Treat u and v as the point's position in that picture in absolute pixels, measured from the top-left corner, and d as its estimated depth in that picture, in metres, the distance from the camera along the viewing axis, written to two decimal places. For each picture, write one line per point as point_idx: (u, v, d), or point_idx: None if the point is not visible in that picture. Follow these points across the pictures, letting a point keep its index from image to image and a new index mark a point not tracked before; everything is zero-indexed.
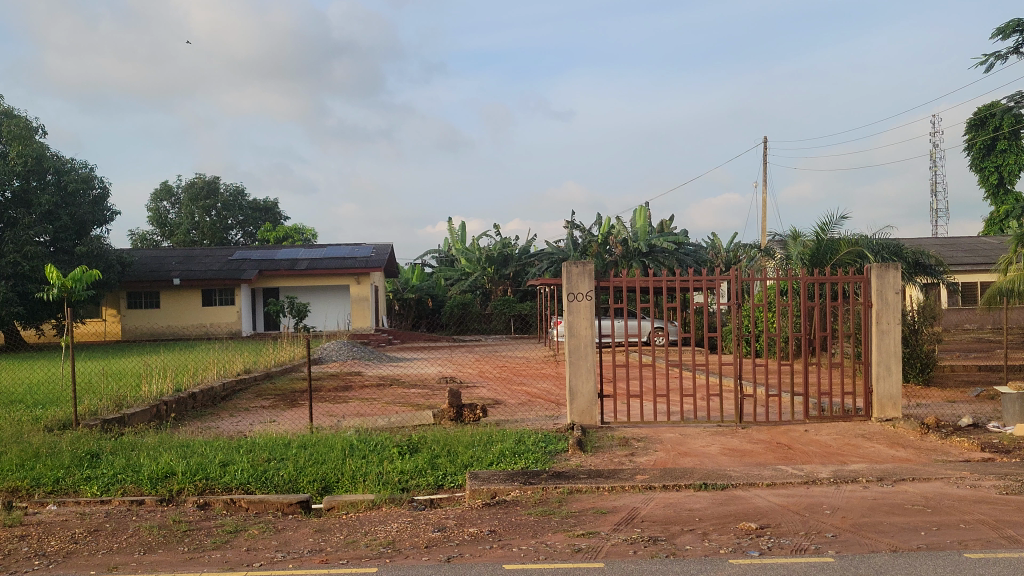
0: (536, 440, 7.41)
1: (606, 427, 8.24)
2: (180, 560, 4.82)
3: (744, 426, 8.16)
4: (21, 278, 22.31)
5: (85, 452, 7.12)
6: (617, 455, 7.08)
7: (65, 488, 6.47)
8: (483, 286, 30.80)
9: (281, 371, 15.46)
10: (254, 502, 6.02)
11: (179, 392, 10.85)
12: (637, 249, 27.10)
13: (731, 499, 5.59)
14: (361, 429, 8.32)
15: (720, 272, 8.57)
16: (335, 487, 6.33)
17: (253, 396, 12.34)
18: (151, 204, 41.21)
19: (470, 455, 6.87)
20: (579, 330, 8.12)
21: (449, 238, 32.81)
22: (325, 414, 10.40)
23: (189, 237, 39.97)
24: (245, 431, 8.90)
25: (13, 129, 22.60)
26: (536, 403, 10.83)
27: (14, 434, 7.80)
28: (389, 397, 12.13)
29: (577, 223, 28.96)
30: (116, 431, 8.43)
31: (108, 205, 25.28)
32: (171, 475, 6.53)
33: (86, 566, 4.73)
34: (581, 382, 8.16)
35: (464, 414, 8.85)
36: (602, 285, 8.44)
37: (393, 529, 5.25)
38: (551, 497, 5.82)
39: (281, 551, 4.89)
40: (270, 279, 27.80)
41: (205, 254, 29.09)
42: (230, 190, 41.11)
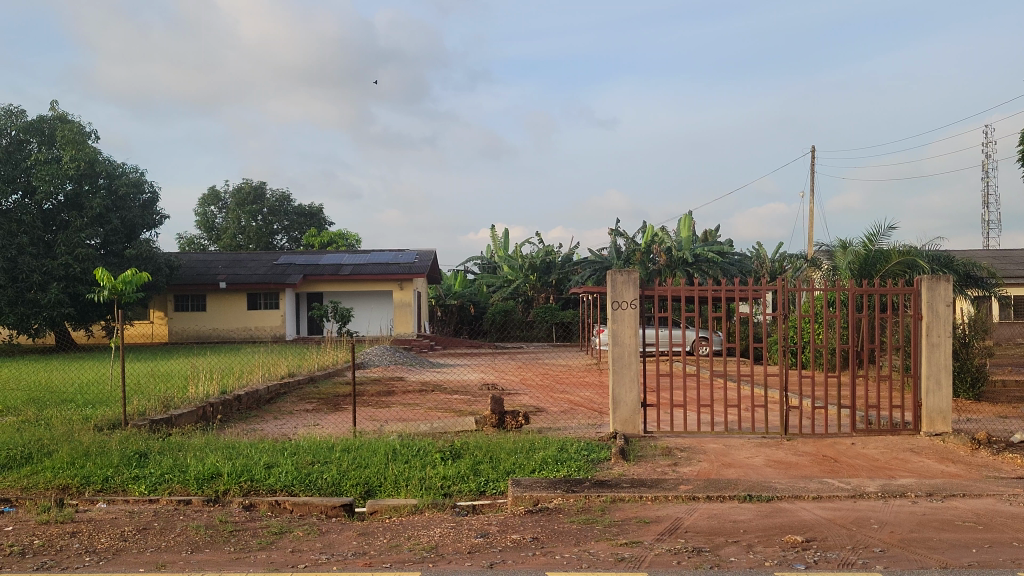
0: (578, 447, 7.41)
1: (649, 436, 8.20)
2: (226, 560, 4.88)
3: (789, 438, 8.07)
4: (72, 280, 22.72)
5: (133, 452, 7.23)
6: (661, 465, 7.05)
7: (114, 487, 6.58)
8: (526, 294, 30.85)
9: (325, 374, 15.60)
10: (298, 505, 6.08)
11: (225, 394, 11.00)
12: (682, 258, 27.01)
13: (777, 511, 5.54)
14: (404, 434, 8.37)
15: (766, 282, 8.44)
16: (378, 491, 6.39)
17: (297, 400, 12.46)
18: (199, 208, 41.88)
19: (513, 462, 6.87)
20: (624, 339, 8.10)
21: (493, 245, 32.94)
22: (367, 419, 10.48)
23: (236, 241, 40.55)
24: (290, 434, 9.03)
25: (67, 134, 23.06)
26: (578, 411, 10.82)
27: (66, 432, 7.96)
28: (432, 403, 12.18)
29: (621, 230, 28.94)
30: (164, 432, 8.58)
31: (157, 209, 25.73)
32: (217, 476, 6.61)
33: (135, 564, 4.81)
34: (625, 391, 8.13)
35: (506, 421, 8.86)
36: (647, 294, 8.39)
37: (436, 533, 5.27)
38: (593, 505, 5.81)
39: (325, 554, 4.93)
40: (315, 284, 28.05)
41: (252, 259, 29.44)
42: (277, 197, 41.60)
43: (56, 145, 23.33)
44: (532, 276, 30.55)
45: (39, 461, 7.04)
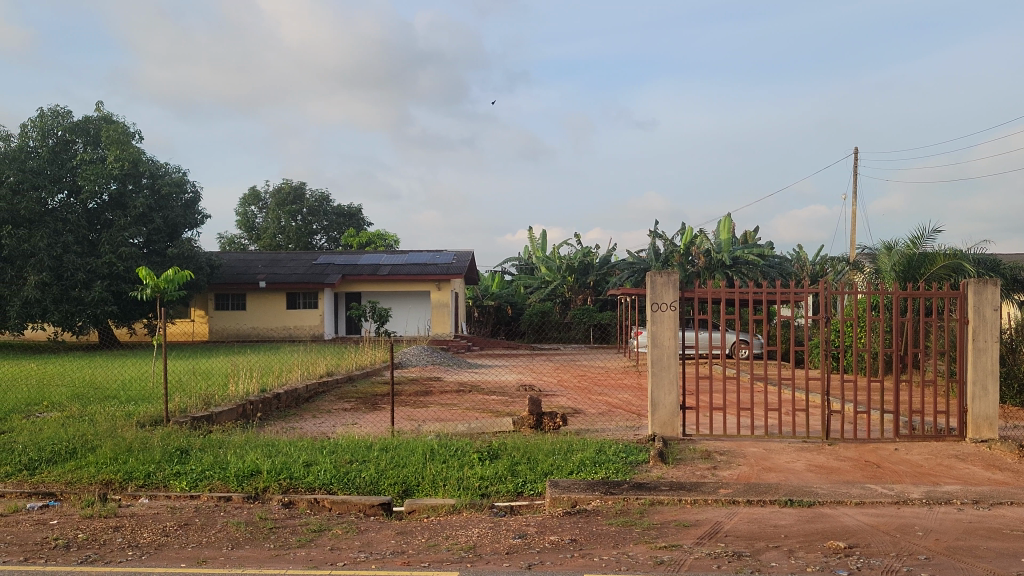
0: (616, 450, 7.38)
1: (688, 439, 8.14)
2: (266, 556, 4.91)
3: (831, 443, 7.98)
4: (116, 279, 23.05)
5: (175, 448, 7.31)
6: (699, 468, 6.99)
7: (156, 483, 6.66)
8: (563, 295, 30.82)
9: (363, 374, 15.69)
10: (336, 503, 6.11)
11: (265, 393, 11.09)
12: (721, 260, 26.83)
13: (819, 516, 5.47)
14: (441, 434, 8.39)
15: (807, 285, 8.30)
16: (416, 490, 6.41)
17: (335, 399, 12.53)
18: (240, 208, 42.35)
19: (551, 463, 6.86)
20: (663, 340, 8.05)
21: (530, 246, 32.94)
22: (405, 418, 10.52)
23: (276, 241, 40.94)
24: (328, 432, 9.10)
25: (112, 134, 23.42)
26: (616, 413, 10.79)
27: (109, 428, 8.07)
28: (469, 403, 12.20)
29: (660, 232, 28.82)
30: (205, 429, 8.67)
31: (199, 208, 26.05)
32: (257, 474, 6.66)
33: (178, 559, 4.86)
34: (664, 394, 8.08)
35: (544, 422, 8.85)
36: (687, 296, 8.32)
37: (474, 533, 5.27)
38: (631, 507, 5.78)
39: (363, 552, 4.96)
40: (353, 284, 28.22)
41: (291, 258, 29.69)
42: (316, 198, 41.92)
43: (102, 145, 23.71)
44: (570, 277, 30.55)
45: (83, 457, 7.14)
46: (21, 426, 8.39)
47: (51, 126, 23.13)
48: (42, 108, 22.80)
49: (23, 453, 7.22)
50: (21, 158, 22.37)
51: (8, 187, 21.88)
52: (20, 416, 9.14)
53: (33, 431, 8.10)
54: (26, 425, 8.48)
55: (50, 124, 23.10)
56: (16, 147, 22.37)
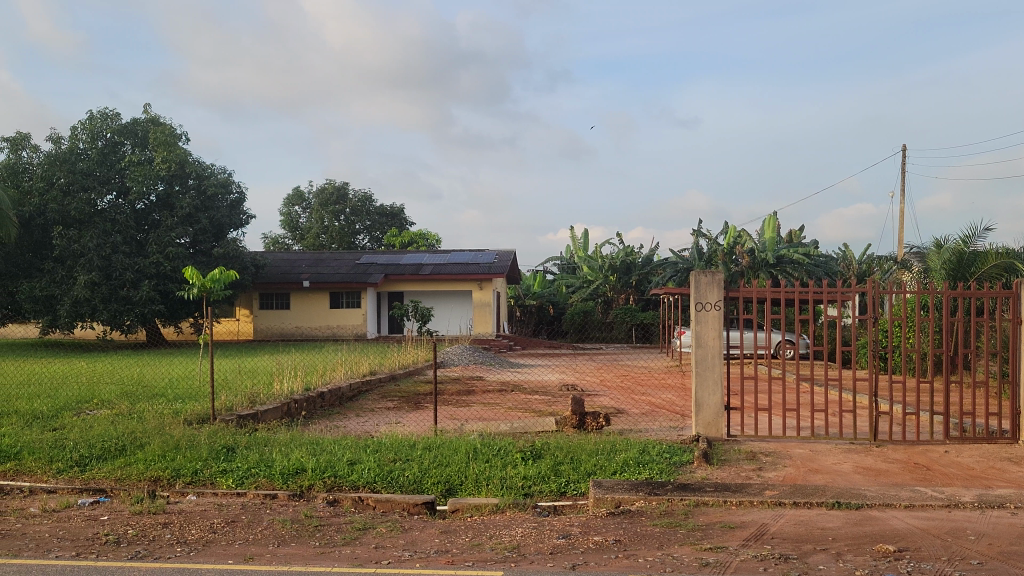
0: (660, 450, 7.33)
1: (732, 440, 8.06)
2: (311, 554, 4.95)
3: (878, 445, 7.88)
4: (163, 278, 23.38)
5: (221, 446, 7.39)
6: (745, 470, 6.92)
7: (203, 480, 6.73)
8: (605, 295, 30.68)
9: (405, 373, 15.76)
10: (381, 501, 6.13)
11: (309, 392, 11.17)
12: (765, 259, 26.59)
13: (867, 519, 5.39)
14: (484, 433, 8.40)
15: (855, 284, 8.15)
16: (459, 490, 6.42)
17: (379, 398, 12.58)
18: (284, 208, 42.80)
19: (594, 463, 6.83)
20: (707, 340, 7.99)
21: (572, 245, 32.89)
22: (448, 418, 10.54)
23: (319, 241, 41.31)
24: (372, 431, 9.16)
25: (159, 136, 23.75)
26: (660, 413, 10.72)
27: (157, 426, 8.18)
28: (512, 403, 12.18)
29: (703, 231, 28.63)
30: (250, 427, 8.75)
31: (244, 208, 26.33)
32: (302, 472, 6.72)
33: (224, 556, 4.91)
34: (708, 395, 8.02)
35: (587, 422, 8.83)
36: (732, 296, 8.25)
37: (518, 533, 5.27)
38: (676, 509, 5.74)
39: (408, 551, 4.97)
40: (395, 283, 28.37)
41: (334, 258, 29.91)
42: (359, 197, 42.22)
43: (149, 147, 24.05)
44: (612, 277, 30.35)
45: (133, 453, 7.25)
46: (73, 424, 8.51)
47: (101, 128, 23.55)
48: (92, 110, 23.23)
49: (74, 449, 7.33)
50: (71, 160, 22.82)
51: (59, 188, 22.41)
52: (71, 414, 9.28)
53: (82, 428, 8.21)
54: (76, 423, 8.59)
55: (99, 127, 23.52)
56: (67, 149, 22.83)
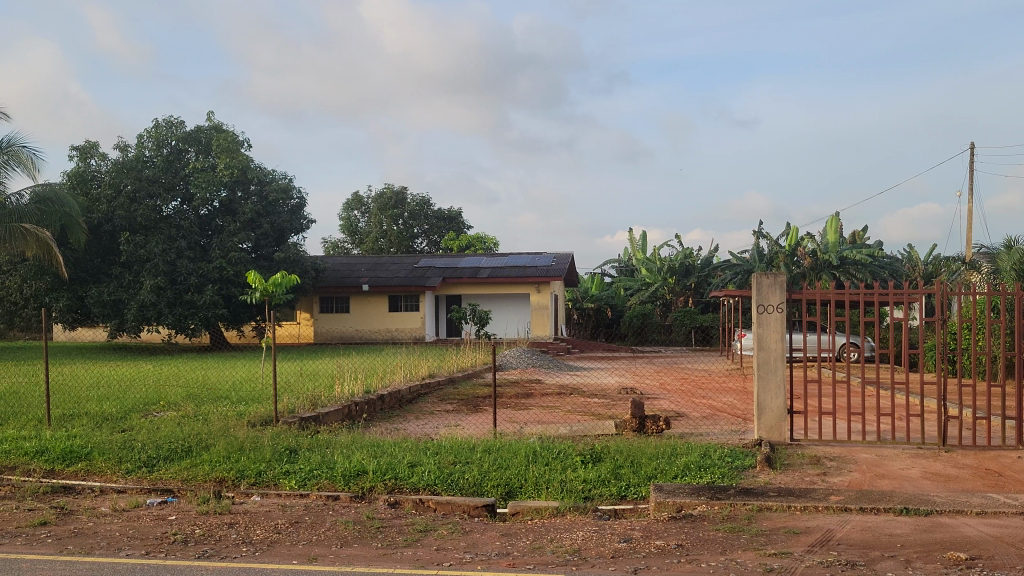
0: (722, 454, 7.26)
1: (796, 444, 7.92)
2: (375, 555, 4.99)
3: (948, 450, 7.70)
4: (226, 283, 23.77)
5: (284, 448, 7.48)
6: (809, 474, 6.82)
7: (267, 481, 6.84)
8: (664, 297, 30.51)
9: (464, 376, 15.81)
10: (442, 504, 6.17)
11: (369, 394, 11.29)
12: (827, 261, 26.21)
13: (937, 526, 5.28)
14: (544, 436, 8.40)
15: (920, 285, 7.90)
16: (519, 492, 6.43)
17: (438, 400, 12.66)
18: (343, 213, 43.33)
19: (655, 466, 6.78)
20: (769, 343, 7.90)
21: (630, 247, 32.74)
22: (507, 421, 10.57)
23: (378, 245, 41.72)
24: (432, 434, 9.21)
25: (222, 143, 24.23)
26: (720, 417, 10.60)
27: (223, 428, 8.34)
28: (571, 406, 12.18)
29: (764, 232, 28.30)
30: (311, 429, 8.88)
31: (304, 214, 26.68)
32: (363, 473, 6.77)
33: (289, 556, 4.97)
34: (770, 398, 7.91)
35: (647, 425, 8.77)
36: (795, 299, 8.12)
37: (579, 537, 5.25)
38: (738, 514, 5.67)
39: (469, 552, 4.99)
40: (454, 286, 28.52)
41: (393, 262, 30.15)
42: (417, 201, 42.57)
43: (213, 153, 24.53)
44: (670, 279, 30.18)
45: (199, 454, 7.39)
46: (141, 425, 8.71)
47: (166, 136, 24.12)
48: (157, 118, 23.81)
49: (142, 450, 7.49)
50: (138, 167, 23.42)
51: (126, 195, 23.04)
52: (140, 415, 9.52)
53: (150, 429, 8.41)
54: (144, 424, 8.80)
55: (164, 134, 24.10)
56: (133, 157, 23.40)
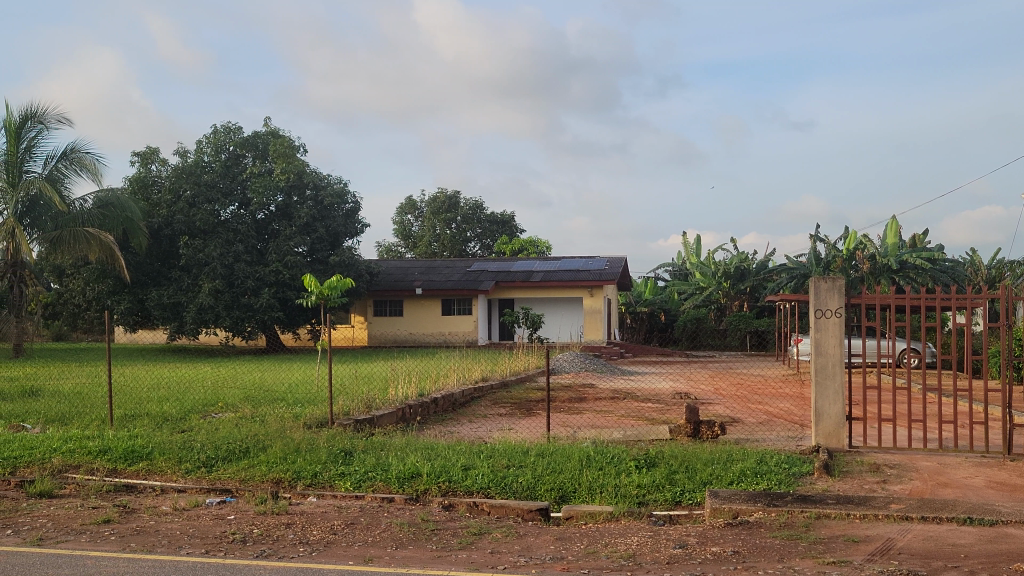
0: (779, 460, 7.16)
1: (855, 452, 7.79)
2: (428, 557, 5.02)
3: (1012, 459, 7.51)
4: (283, 286, 24.08)
5: (340, 449, 7.56)
6: (869, 482, 6.70)
7: (322, 482, 6.92)
8: (718, 301, 30.29)
9: (517, 379, 15.85)
10: (496, 507, 6.17)
11: (423, 397, 11.35)
12: (886, 265, 25.80)
13: (1002, 537, 5.15)
14: (598, 440, 8.38)
15: (983, 291, 7.70)
16: (573, 496, 6.41)
17: (491, 404, 12.69)
18: (397, 217, 43.68)
19: (710, 472, 6.72)
20: (827, 348, 7.78)
21: (684, 251, 32.53)
22: (561, 425, 10.56)
23: (431, 248, 41.96)
24: (485, 437, 9.24)
25: (279, 148, 24.56)
26: (776, 423, 10.47)
27: (279, 429, 8.46)
28: (624, 410, 12.12)
29: (821, 236, 27.91)
30: (367, 431, 8.96)
31: (359, 218, 26.91)
32: (417, 475, 6.82)
33: (345, 557, 5.02)
34: (828, 403, 7.80)
35: (702, 431, 8.69)
36: (855, 304, 8.00)
37: (634, 542, 5.22)
38: (797, 521, 5.60)
39: (524, 556, 5.00)
40: (507, 290, 28.56)
41: (446, 266, 30.29)
42: (471, 205, 42.62)
43: (270, 158, 24.87)
44: (725, 283, 29.92)
45: (256, 455, 7.51)
46: (200, 425, 8.89)
47: (224, 142, 24.56)
48: (215, 125, 24.26)
49: (201, 450, 7.62)
50: (197, 172, 23.86)
51: (185, 200, 23.47)
52: (199, 416, 9.72)
53: (209, 430, 8.57)
54: (203, 424, 8.98)
55: (222, 140, 24.55)
56: (193, 163, 23.87)
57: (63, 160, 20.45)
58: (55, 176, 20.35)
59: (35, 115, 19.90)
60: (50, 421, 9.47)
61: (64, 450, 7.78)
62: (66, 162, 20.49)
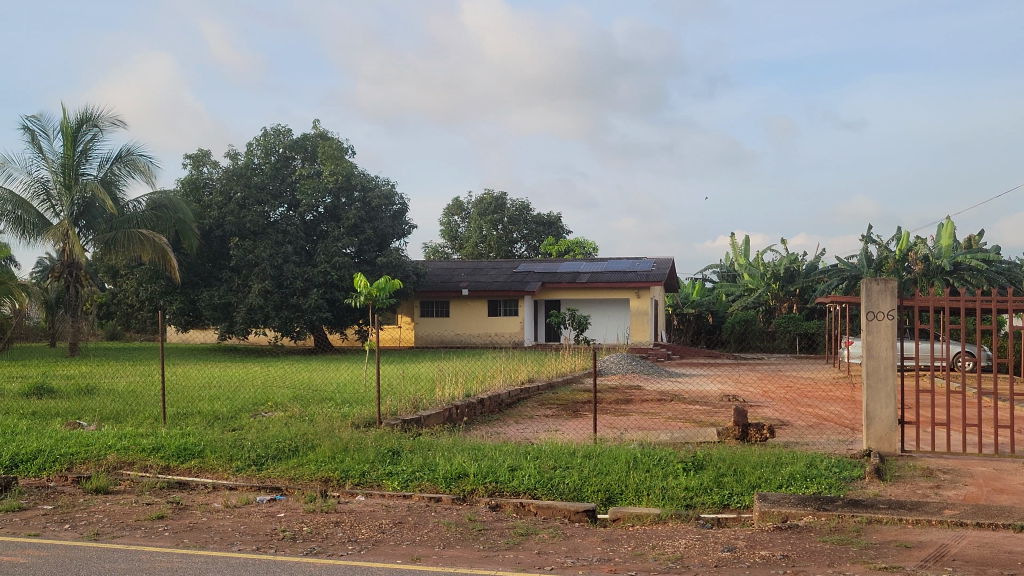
0: (829, 464, 7.08)
1: (907, 456, 7.66)
2: (476, 557, 5.04)
3: None
4: (331, 287, 24.25)
5: (387, 449, 7.61)
6: (922, 487, 6.59)
7: (370, 482, 6.97)
8: (767, 303, 30.01)
9: (563, 381, 15.81)
10: (543, 508, 6.18)
11: (469, 398, 11.39)
12: (940, 266, 25.38)
13: None
14: (644, 442, 8.34)
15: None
16: (619, 499, 6.38)
17: (538, 405, 12.68)
18: (444, 218, 43.88)
19: (758, 475, 6.66)
20: (879, 352, 7.68)
21: (732, 252, 32.28)
22: (607, 426, 10.54)
23: (478, 250, 42.12)
24: (533, 438, 9.25)
25: (328, 150, 24.79)
26: (827, 426, 10.34)
27: (328, 428, 8.54)
28: (671, 412, 12.06)
29: (872, 237, 27.52)
30: (414, 431, 9.02)
31: (406, 219, 27.01)
32: (464, 476, 6.85)
33: (393, 555, 5.06)
34: (880, 407, 7.68)
35: (750, 433, 8.62)
36: (908, 306, 7.87)
37: (682, 545, 5.20)
38: (847, 525, 5.53)
39: (570, 557, 4.99)
40: (553, 291, 28.52)
41: (493, 266, 30.37)
42: (517, 207, 42.65)
43: (319, 160, 25.09)
44: (774, 285, 29.65)
45: (305, 454, 7.58)
46: (250, 424, 9.00)
47: (274, 144, 24.88)
48: (266, 127, 24.59)
49: (251, 449, 7.71)
50: (247, 174, 24.21)
51: (236, 202, 23.85)
52: (249, 415, 9.83)
53: (259, 428, 8.68)
54: (253, 423, 9.08)
55: (272, 142, 24.88)
56: (243, 164, 24.20)
57: (118, 162, 20.86)
58: (109, 178, 20.77)
59: (91, 118, 20.31)
60: (104, 419, 9.63)
61: (119, 448, 7.92)
62: (120, 164, 20.88)
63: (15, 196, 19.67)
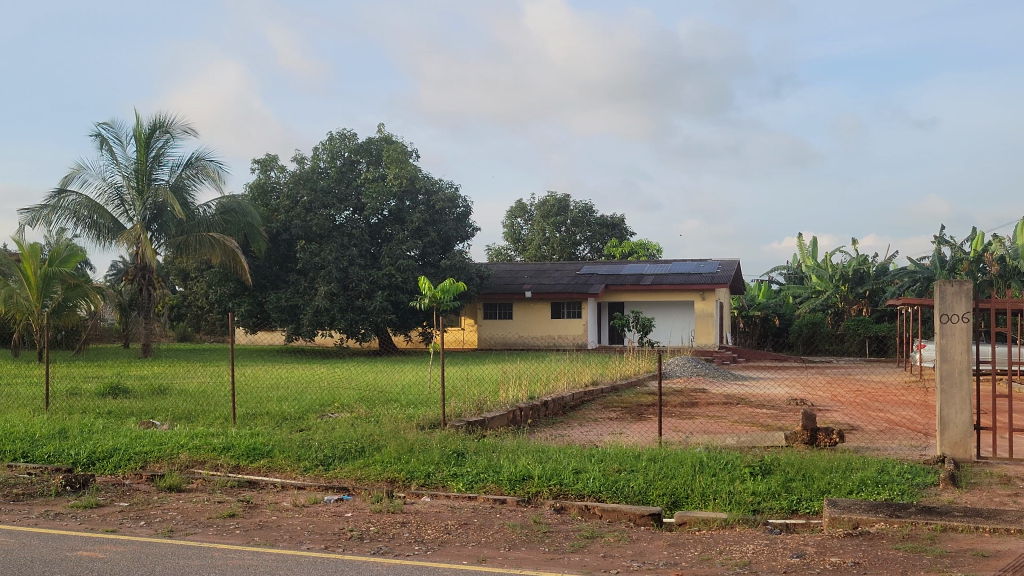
0: (902, 470, 6.92)
1: (983, 463, 7.46)
2: (542, 559, 5.05)
3: None
4: (395, 289, 24.43)
5: (452, 451, 7.65)
6: (999, 494, 6.42)
7: (435, 483, 7.02)
8: (835, 305, 29.54)
9: (627, 384, 15.71)
10: (608, 511, 6.15)
11: (533, 400, 11.40)
12: (1016, 267, 24.77)
13: None
14: (710, 446, 8.26)
15: None
16: (686, 503, 6.33)
17: (601, 408, 12.65)
18: (507, 220, 44.05)
19: (828, 480, 6.55)
20: (953, 355, 7.50)
21: (800, 254, 31.84)
22: (672, 429, 10.46)
23: (541, 252, 42.21)
24: (596, 441, 9.22)
25: (392, 154, 25.04)
26: (899, 431, 10.12)
27: (393, 429, 8.62)
28: (737, 416, 11.92)
29: (946, 238, 26.93)
30: (478, 433, 9.05)
31: (470, 221, 27.12)
32: (528, 478, 6.85)
33: (459, 556, 5.09)
34: (955, 412, 7.49)
35: (819, 438, 8.49)
36: (984, 308, 7.66)
37: (750, 550, 5.14)
38: (921, 533, 5.41)
39: (637, 561, 4.97)
40: (617, 294, 28.38)
41: (556, 268, 30.36)
42: (581, 209, 42.53)
43: (383, 164, 25.33)
44: (843, 287, 29.15)
45: (372, 454, 7.67)
46: (318, 425, 9.13)
47: (340, 148, 25.26)
48: (333, 131, 25.00)
49: (319, 449, 7.82)
50: (314, 178, 24.67)
51: (302, 206, 24.36)
52: (316, 415, 10.00)
53: (327, 429, 8.80)
54: (321, 423, 9.23)
55: (338, 147, 25.26)
56: (309, 169, 24.63)
57: (189, 168, 21.33)
58: (181, 183, 21.26)
59: (163, 125, 20.83)
60: (176, 418, 9.85)
61: (190, 447, 8.09)
62: (190, 170, 21.36)
63: (90, 202, 20.24)
